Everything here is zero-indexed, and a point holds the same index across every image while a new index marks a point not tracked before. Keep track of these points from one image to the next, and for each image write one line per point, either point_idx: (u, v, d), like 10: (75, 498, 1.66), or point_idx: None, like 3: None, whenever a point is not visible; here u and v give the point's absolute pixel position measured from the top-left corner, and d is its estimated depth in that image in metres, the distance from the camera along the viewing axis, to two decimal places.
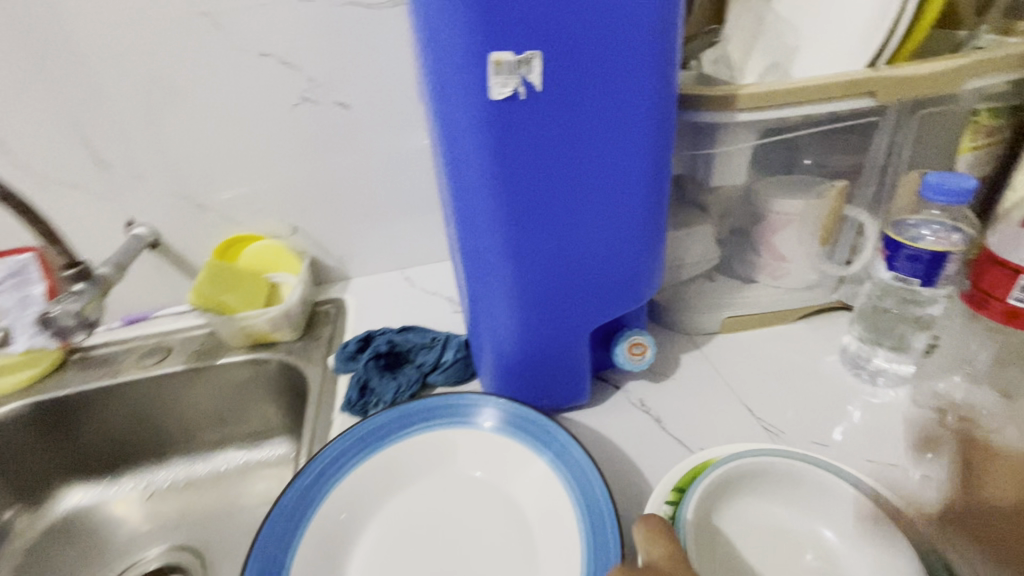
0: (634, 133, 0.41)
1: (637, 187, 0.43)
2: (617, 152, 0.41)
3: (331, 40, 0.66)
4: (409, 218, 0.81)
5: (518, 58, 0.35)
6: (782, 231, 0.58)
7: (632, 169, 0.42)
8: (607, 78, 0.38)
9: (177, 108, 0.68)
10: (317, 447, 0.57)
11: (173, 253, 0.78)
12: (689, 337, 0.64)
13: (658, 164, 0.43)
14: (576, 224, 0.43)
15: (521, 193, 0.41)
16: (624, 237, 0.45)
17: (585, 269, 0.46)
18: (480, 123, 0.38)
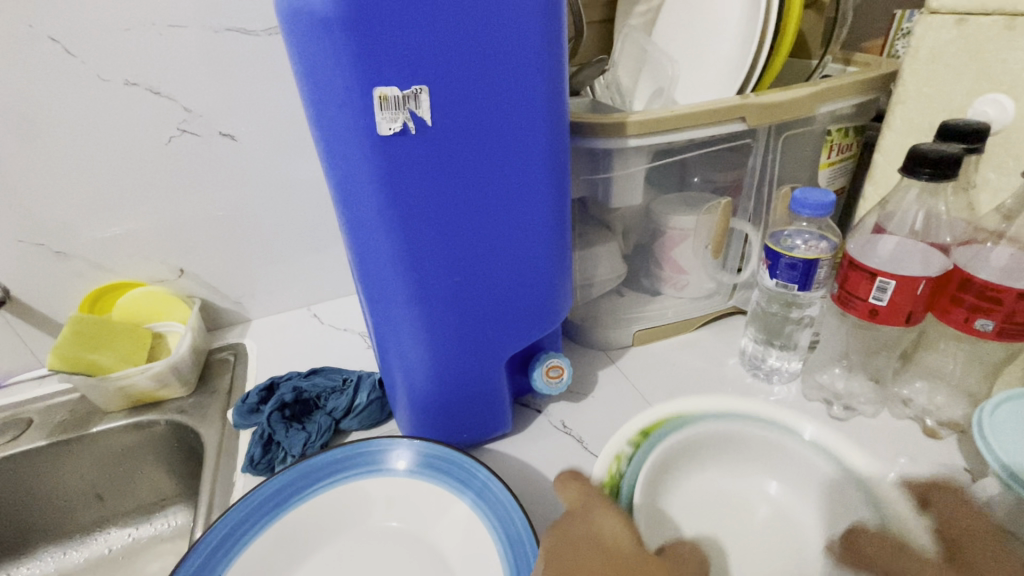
0: (530, 163, 0.41)
1: (539, 218, 0.44)
2: (516, 182, 0.41)
3: (210, 68, 0.61)
4: (313, 252, 0.77)
5: (403, 93, 0.34)
6: (679, 245, 0.62)
7: (532, 198, 0.43)
8: (496, 115, 0.38)
9: (23, 145, 0.59)
10: (215, 516, 0.51)
11: (28, 310, 0.67)
12: (604, 352, 0.66)
13: (557, 192, 0.44)
14: (481, 255, 0.43)
15: (421, 231, 0.40)
16: (531, 265, 0.46)
17: (494, 299, 0.45)
18: (370, 160, 0.36)
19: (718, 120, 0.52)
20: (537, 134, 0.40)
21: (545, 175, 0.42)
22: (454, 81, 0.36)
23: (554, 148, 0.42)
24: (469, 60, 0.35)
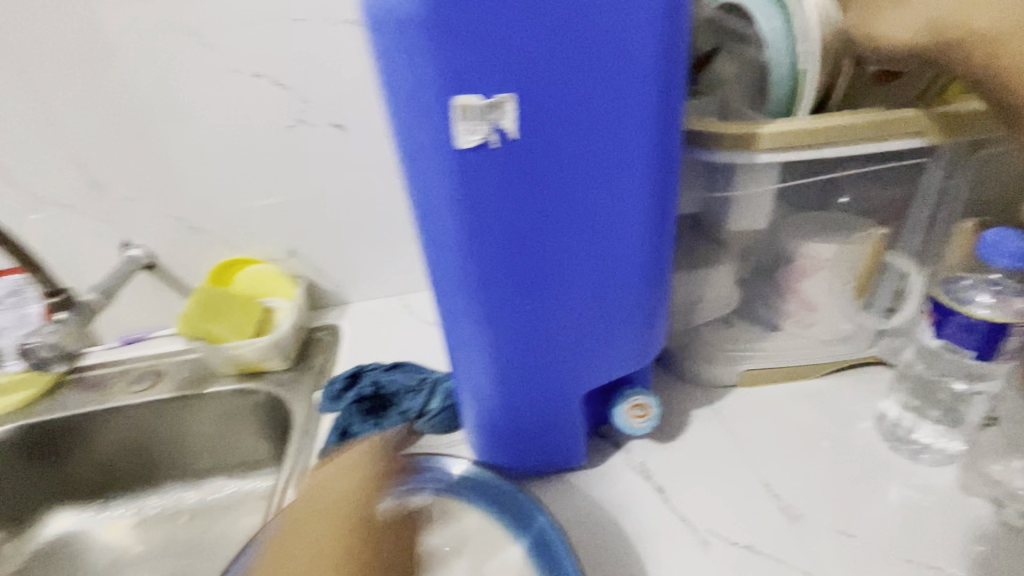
0: (632, 122, 0.33)
1: (633, 197, 0.36)
2: (609, 158, 0.34)
3: (329, 63, 0.63)
4: (407, 244, 0.78)
5: (487, 103, 0.30)
6: (812, 276, 0.52)
7: (633, 166, 0.35)
8: (600, 202, 0.36)
9: (165, 128, 0.66)
10: (296, 405, 0.66)
11: (169, 276, 0.75)
12: (701, 389, 0.58)
13: (667, 162, 0.36)
14: (561, 236, 0.36)
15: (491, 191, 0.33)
16: (617, 241, 0.38)
17: (552, 266, 0.37)
18: (437, 77, 0.29)
19: (895, 133, 0.41)
20: (648, 208, 0.37)
21: (647, 272, 0.40)
22: (557, 172, 0.34)
23: (664, 221, 0.39)
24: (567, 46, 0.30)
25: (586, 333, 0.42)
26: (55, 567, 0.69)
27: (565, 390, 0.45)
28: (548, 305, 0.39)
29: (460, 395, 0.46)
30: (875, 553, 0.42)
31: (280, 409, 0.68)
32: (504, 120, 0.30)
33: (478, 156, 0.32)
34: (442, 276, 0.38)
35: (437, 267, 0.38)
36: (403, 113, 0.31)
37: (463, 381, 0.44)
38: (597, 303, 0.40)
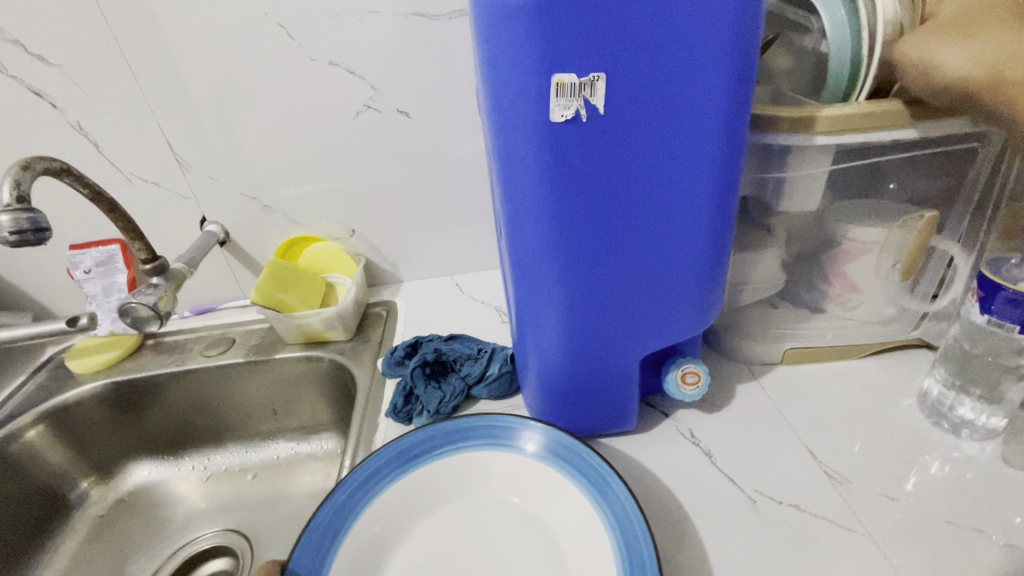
0: (704, 102, 0.37)
1: (700, 172, 0.40)
2: (681, 135, 0.38)
3: (397, 53, 0.68)
4: (459, 227, 0.82)
5: (580, 80, 0.33)
6: (858, 259, 0.54)
7: (702, 143, 0.39)
8: (669, 171, 0.39)
9: (244, 112, 0.71)
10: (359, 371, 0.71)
11: (240, 251, 0.81)
12: (745, 366, 0.61)
13: (732, 142, 0.40)
14: (633, 206, 0.40)
15: (574, 162, 0.38)
16: (683, 213, 0.41)
17: (623, 234, 0.42)
18: (535, 57, 0.34)
19: (947, 117, 0.44)
20: (712, 178, 0.40)
21: (709, 241, 0.44)
22: (632, 142, 0.38)
23: (726, 194, 0.42)
24: (652, 32, 0.34)
25: (649, 298, 0.45)
26: (136, 513, 0.75)
27: (625, 357, 0.49)
28: (616, 268, 0.43)
29: (528, 357, 0.50)
30: (918, 516, 0.44)
31: (343, 376, 0.73)
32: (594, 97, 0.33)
33: (567, 127, 0.36)
34: (523, 241, 0.42)
35: (517, 232, 0.42)
36: (501, 93, 0.36)
37: (533, 343, 0.48)
38: (662, 272, 0.44)
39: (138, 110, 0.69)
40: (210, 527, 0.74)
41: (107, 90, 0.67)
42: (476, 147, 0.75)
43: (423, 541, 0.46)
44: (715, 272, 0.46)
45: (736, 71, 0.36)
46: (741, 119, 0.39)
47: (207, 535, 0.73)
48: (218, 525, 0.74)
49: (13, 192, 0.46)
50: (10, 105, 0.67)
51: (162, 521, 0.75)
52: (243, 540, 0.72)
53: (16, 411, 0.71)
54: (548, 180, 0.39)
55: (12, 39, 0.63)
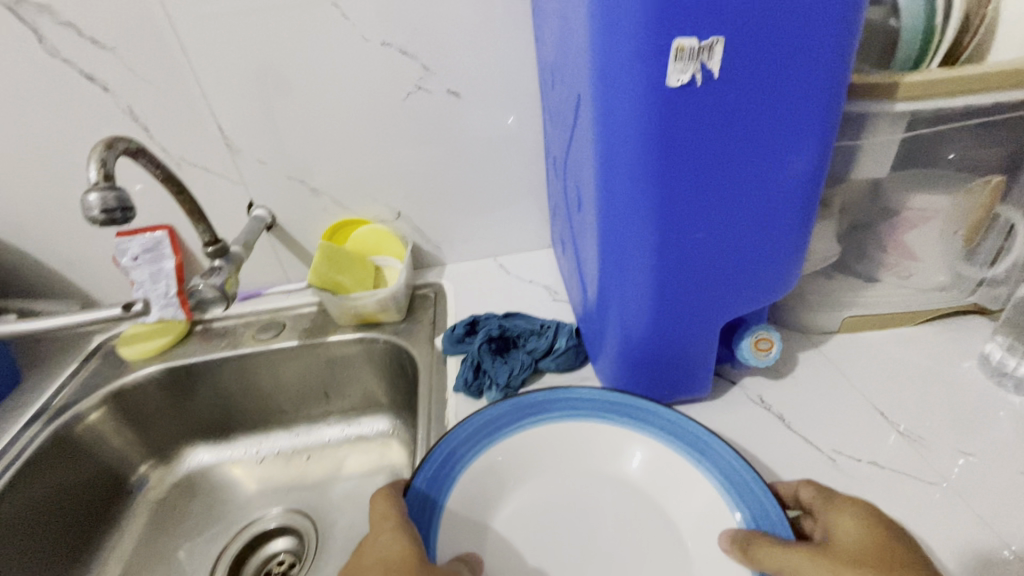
0: (814, 65, 0.38)
1: (800, 136, 0.41)
2: (788, 99, 0.39)
3: (450, 32, 0.68)
4: (504, 207, 0.83)
5: (701, 45, 0.35)
6: (919, 227, 0.56)
7: (804, 108, 0.40)
8: (768, 139, 0.40)
9: (295, 94, 0.71)
10: (417, 351, 0.72)
11: (286, 235, 0.82)
12: (804, 335, 0.62)
13: (832, 105, 0.41)
14: (732, 171, 0.42)
15: (682, 127, 0.39)
16: (779, 176, 0.43)
17: (720, 198, 0.43)
18: (656, 23, 0.34)
19: (1021, 82, 0.45)
20: (807, 145, 0.42)
21: (797, 208, 0.45)
22: (740, 108, 0.39)
23: (818, 160, 0.43)
24: None
25: (738, 264, 0.47)
26: (195, 497, 0.76)
27: (707, 320, 0.50)
28: (708, 235, 0.45)
29: (610, 326, 0.52)
30: (993, 467, 0.47)
31: (401, 356, 0.74)
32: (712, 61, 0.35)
33: (680, 93, 0.37)
34: (620, 208, 0.43)
35: (614, 200, 0.43)
36: (613, 68, 0.36)
37: (618, 312, 0.50)
38: (753, 236, 0.45)
39: (190, 94, 0.69)
40: (272, 508, 0.75)
41: (159, 72, 0.67)
42: (524, 127, 0.76)
43: (521, 508, 0.49)
44: (800, 238, 0.47)
45: (844, 36, 0.37)
46: (841, 84, 0.40)
47: (270, 516, 0.75)
48: (279, 505, 0.75)
49: (102, 172, 0.47)
50: (61, 88, 0.67)
51: (221, 503, 0.76)
52: (307, 519, 0.73)
53: (75, 397, 0.71)
54: (652, 152, 0.40)
55: (64, 20, 0.63)
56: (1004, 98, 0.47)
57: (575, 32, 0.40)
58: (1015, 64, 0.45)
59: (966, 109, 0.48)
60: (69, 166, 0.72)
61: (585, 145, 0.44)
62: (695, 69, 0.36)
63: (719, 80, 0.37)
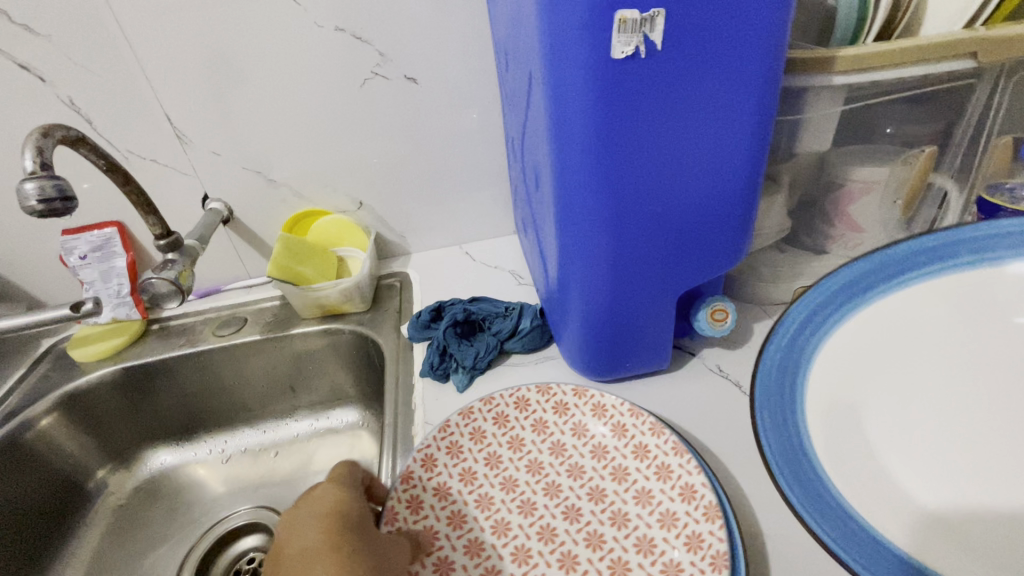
0: (753, 37, 0.39)
1: (743, 107, 0.42)
2: (730, 70, 0.40)
3: (406, 18, 0.67)
4: (468, 194, 0.83)
5: (643, 17, 0.35)
6: (860, 199, 0.58)
7: (747, 79, 0.41)
8: (714, 111, 0.41)
9: (246, 82, 0.69)
10: (384, 340, 0.71)
11: (245, 229, 0.80)
12: (759, 307, 0.65)
13: (773, 77, 0.42)
14: (680, 142, 0.42)
15: (630, 100, 0.39)
16: (725, 148, 0.44)
17: (670, 171, 0.44)
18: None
19: (947, 56, 0.48)
20: (752, 117, 0.43)
21: (745, 179, 0.46)
22: (685, 80, 0.39)
23: (762, 131, 0.44)
24: None
25: (690, 236, 0.48)
26: (158, 500, 0.74)
27: (664, 293, 0.51)
28: (661, 208, 0.46)
29: (571, 303, 0.52)
30: None
31: (368, 346, 0.74)
32: (654, 32, 0.36)
33: (626, 66, 0.37)
34: (573, 183, 0.44)
35: (568, 175, 0.43)
36: (557, 42, 0.37)
37: (578, 289, 0.50)
38: (703, 207, 0.47)
39: (134, 82, 0.66)
40: (240, 507, 0.74)
41: (98, 57, 0.64)
42: (484, 113, 0.76)
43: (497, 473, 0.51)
44: (748, 210, 0.49)
45: (780, 6, 0.38)
46: (780, 55, 0.41)
47: (238, 514, 0.73)
48: (248, 504, 0.74)
49: (38, 160, 0.45)
50: None
51: (187, 506, 0.74)
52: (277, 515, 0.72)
53: (24, 402, 0.68)
54: (603, 126, 0.40)
55: None
56: (934, 69, 0.49)
57: (523, 9, 0.41)
58: (944, 37, 0.47)
59: (902, 82, 0.51)
60: (6, 161, 0.69)
61: (537, 121, 0.45)
62: (638, 41, 0.36)
63: (663, 51, 0.37)
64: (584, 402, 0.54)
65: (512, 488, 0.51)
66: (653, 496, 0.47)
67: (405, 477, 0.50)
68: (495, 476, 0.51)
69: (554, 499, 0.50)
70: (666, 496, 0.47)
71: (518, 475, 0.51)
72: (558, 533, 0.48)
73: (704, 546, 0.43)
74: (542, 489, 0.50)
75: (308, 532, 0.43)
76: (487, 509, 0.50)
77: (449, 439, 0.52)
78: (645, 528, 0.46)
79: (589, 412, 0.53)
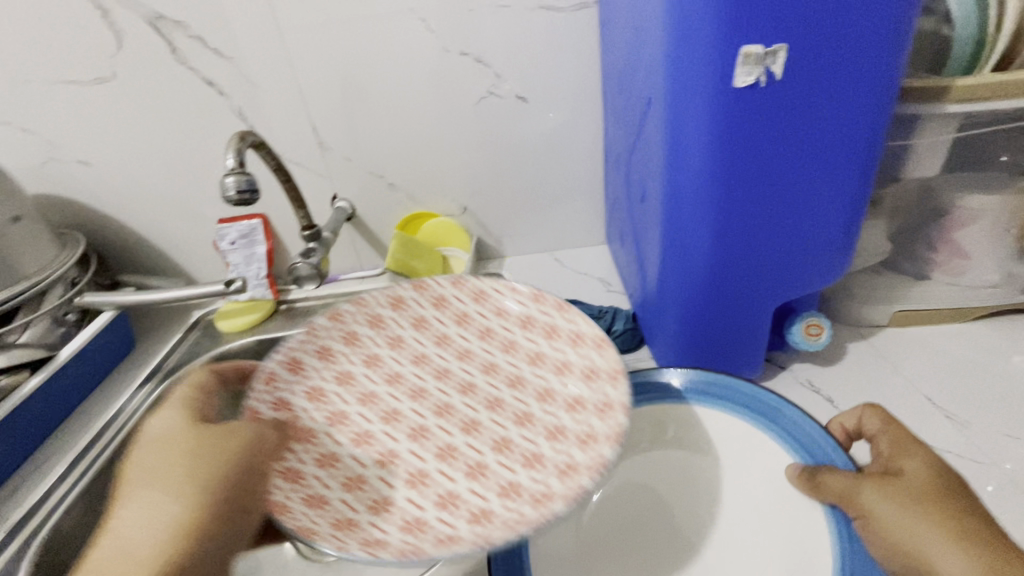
0: (867, 68, 0.42)
1: (853, 133, 0.45)
2: (844, 99, 0.43)
3: (523, 43, 0.75)
4: (563, 204, 0.89)
5: (766, 51, 0.40)
6: (968, 227, 0.58)
7: (859, 108, 0.44)
8: (825, 136, 0.45)
9: (380, 99, 0.79)
10: None
11: (364, 226, 0.90)
12: (853, 328, 0.66)
13: (885, 105, 0.45)
14: (790, 164, 0.46)
15: (746, 125, 0.43)
16: (833, 170, 0.47)
17: (778, 190, 0.47)
18: (726, 32, 0.39)
19: None
20: (861, 142, 0.46)
21: (851, 200, 0.49)
22: (799, 107, 0.43)
23: (870, 155, 0.47)
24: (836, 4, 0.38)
25: (791, 251, 0.51)
26: None
27: (762, 305, 0.54)
28: (766, 222, 0.49)
29: (669, 308, 0.56)
30: None
31: None
32: (775, 65, 0.40)
33: (746, 93, 0.42)
34: (684, 197, 0.48)
35: (679, 190, 0.48)
36: (684, 72, 0.42)
37: (677, 294, 0.54)
38: (807, 225, 0.49)
39: (290, 96, 0.78)
40: None
41: (265, 75, 0.76)
42: (585, 130, 0.82)
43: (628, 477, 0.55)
44: (851, 229, 0.51)
45: (897, 42, 0.41)
46: (894, 85, 0.44)
47: None
48: None
49: (237, 159, 0.56)
50: (186, 93, 0.77)
51: None
52: None
53: (182, 360, 0.81)
54: (718, 147, 0.44)
55: (194, 34, 0.73)
56: None
57: (648, 42, 0.46)
58: None
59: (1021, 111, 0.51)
60: (184, 158, 0.83)
61: (652, 140, 0.50)
62: (760, 72, 0.41)
63: (781, 81, 0.41)
64: (526, 330, 0.61)
65: (397, 383, 0.61)
66: (512, 445, 0.56)
67: (268, 379, 0.58)
68: (377, 374, 0.62)
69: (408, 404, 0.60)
70: (582, 391, 0.55)
71: (429, 386, 0.61)
72: (431, 468, 0.56)
73: (522, 497, 0.51)
74: (454, 391, 0.60)
75: (169, 418, 0.47)
76: (380, 400, 0.60)
77: (342, 333, 0.62)
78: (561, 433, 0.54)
79: (523, 334, 0.61)
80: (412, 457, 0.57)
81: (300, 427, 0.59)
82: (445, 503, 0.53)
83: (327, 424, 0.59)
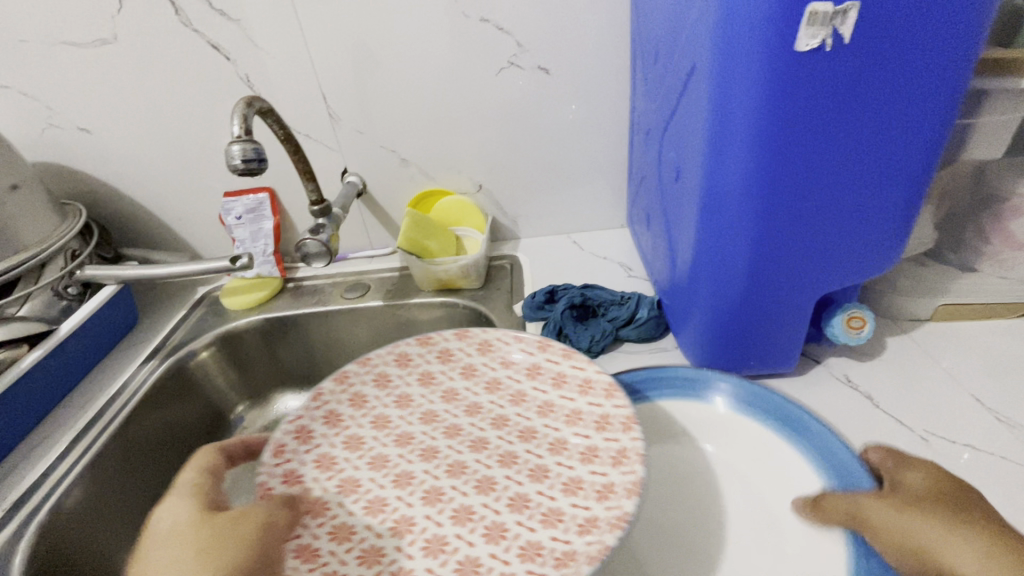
0: (946, 32, 0.37)
1: (922, 106, 0.41)
2: (916, 66, 0.39)
3: (547, 10, 0.70)
4: (582, 184, 0.85)
5: (837, 9, 0.35)
6: (1023, 216, 0.53)
7: (931, 78, 0.39)
8: (889, 109, 0.41)
9: (394, 68, 0.75)
10: (497, 317, 0.75)
11: (374, 203, 0.86)
12: (892, 321, 0.62)
13: (959, 75, 0.40)
14: (848, 140, 0.42)
15: (804, 94, 0.39)
16: (895, 148, 0.43)
17: (832, 169, 0.43)
18: None
19: None
20: (929, 117, 0.41)
21: (908, 183, 0.45)
22: (865, 75, 0.39)
23: (937, 133, 0.43)
24: None
25: (840, 237, 0.47)
26: None
27: (804, 294, 0.50)
28: (819, 207, 0.45)
29: (702, 294, 0.53)
30: None
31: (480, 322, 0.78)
32: (845, 24, 0.36)
33: (809, 58, 0.37)
34: (727, 174, 0.44)
35: (723, 166, 0.44)
36: (737, 32, 0.37)
37: (712, 280, 0.51)
38: (861, 209, 0.45)
39: (299, 64, 0.74)
40: None
41: (273, 40, 0.72)
42: (609, 106, 0.77)
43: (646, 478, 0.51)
44: (907, 214, 0.47)
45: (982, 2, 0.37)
46: (972, 53, 0.40)
47: None
48: None
49: (243, 126, 0.52)
50: (191, 58, 0.73)
51: None
52: None
53: (187, 338, 0.78)
54: (770, 119, 0.40)
55: None
56: None
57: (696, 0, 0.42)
58: None
59: None
60: (188, 128, 0.79)
61: (694, 111, 0.46)
62: (826, 34, 0.36)
63: (849, 45, 0.37)
64: (534, 380, 0.57)
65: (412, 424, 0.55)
66: (547, 474, 0.49)
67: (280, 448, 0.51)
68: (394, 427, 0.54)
69: (430, 460, 0.52)
70: (608, 441, 0.49)
71: (450, 424, 0.55)
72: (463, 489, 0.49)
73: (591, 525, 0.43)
74: (469, 446, 0.52)
75: (176, 507, 0.43)
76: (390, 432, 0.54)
77: (370, 376, 0.58)
78: (602, 478, 0.46)
79: (545, 388, 0.56)
80: (429, 519, 0.47)
81: (314, 498, 0.49)
82: (492, 535, 0.45)
83: (339, 493, 0.50)
